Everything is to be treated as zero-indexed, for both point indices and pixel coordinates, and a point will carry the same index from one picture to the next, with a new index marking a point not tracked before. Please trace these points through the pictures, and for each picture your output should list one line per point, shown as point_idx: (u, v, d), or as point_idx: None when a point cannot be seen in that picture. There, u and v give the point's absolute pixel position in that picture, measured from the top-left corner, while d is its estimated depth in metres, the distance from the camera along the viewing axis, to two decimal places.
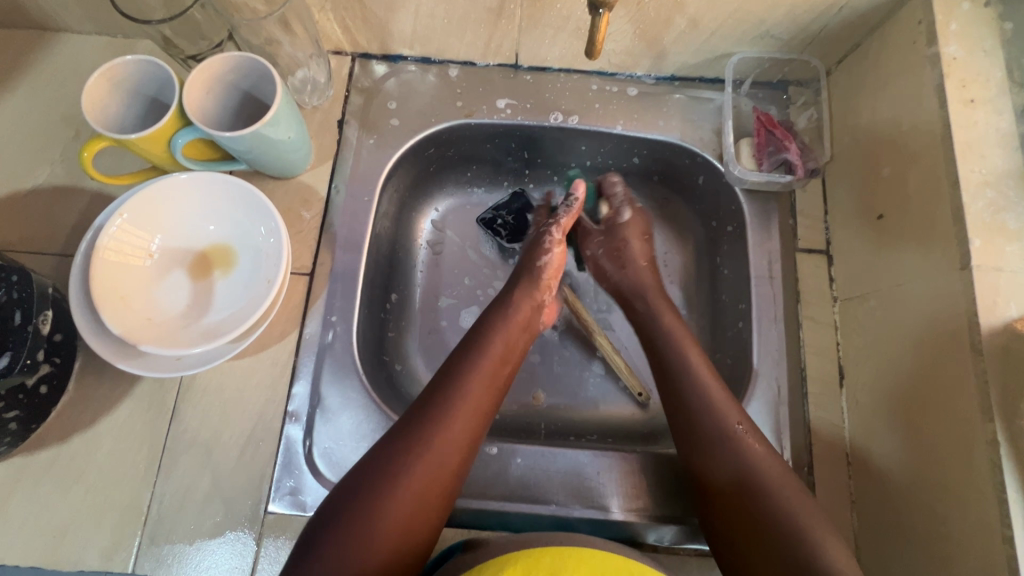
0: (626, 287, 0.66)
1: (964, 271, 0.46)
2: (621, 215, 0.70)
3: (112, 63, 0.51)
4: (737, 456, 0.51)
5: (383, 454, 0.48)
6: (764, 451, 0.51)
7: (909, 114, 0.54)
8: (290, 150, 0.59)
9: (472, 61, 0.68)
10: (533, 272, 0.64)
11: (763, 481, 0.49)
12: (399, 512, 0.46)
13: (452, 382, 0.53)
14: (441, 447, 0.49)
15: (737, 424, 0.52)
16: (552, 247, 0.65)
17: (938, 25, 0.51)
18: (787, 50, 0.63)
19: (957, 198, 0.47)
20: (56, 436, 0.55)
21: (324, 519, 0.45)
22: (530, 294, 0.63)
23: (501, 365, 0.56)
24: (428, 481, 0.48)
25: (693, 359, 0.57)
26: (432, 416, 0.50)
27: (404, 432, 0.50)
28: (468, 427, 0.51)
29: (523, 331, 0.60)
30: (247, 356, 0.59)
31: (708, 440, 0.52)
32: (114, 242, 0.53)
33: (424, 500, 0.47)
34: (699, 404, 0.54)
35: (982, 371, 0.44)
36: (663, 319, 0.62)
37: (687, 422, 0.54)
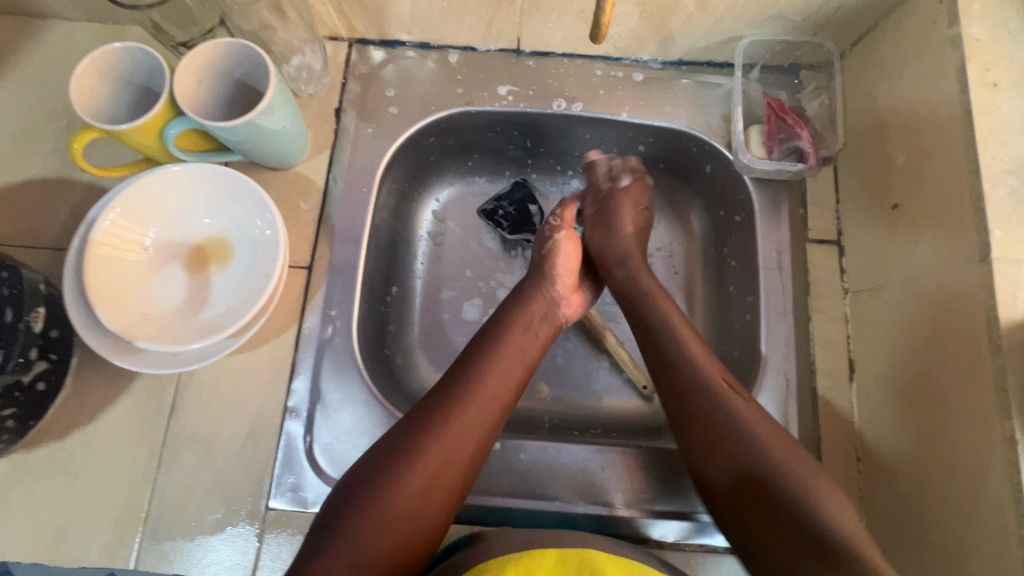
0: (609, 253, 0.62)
1: (983, 264, 0.44)
2: (620, 182, 0.64)
3: (100, 51, 0.49)
4: (733, 425, 0.48)
5: (401, 432, 0.47)
6: (747, 406, 0.49)
7: (927, 98, 0.51)
8: (286, 140, 0.58)
9: (472, 46, 0.66)
10: (547, 260, 0.61)
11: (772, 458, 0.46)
12: (414, 491, 0.45)
13: (473, 363, 0.52)
14: (460, 426, 0.48)
15: (724, 380, 0.50)
16: (557, 236, 0.63)
17: (959, 4, 0.49)
18: (800, 32, 0.61)
19: (977, 186, 0.46)
20: (54, 433, 0.54)
21: (339, 496, 0.45)
22: (544, 282, 0.59)
23: (525, 349, 0.54)
24: (447, 462, 0.46)
25: (674, 319, 0.55)
26: (451, 395, 0.49)
27: (423, 410, 0.49)
28: (489, 409, 0.50)
29: (545, 321, 0.57)
30: (246, 351, 0.58)
31: (702, 410, 0.49)
32: (107, 236, 0.52)
33: (441, 481, 0.46)
34: (689, 371, 0.51)
35: (1001, 367, 0.42)
36: (641, 287, 0.58)
37: (668, 387, 0.52)
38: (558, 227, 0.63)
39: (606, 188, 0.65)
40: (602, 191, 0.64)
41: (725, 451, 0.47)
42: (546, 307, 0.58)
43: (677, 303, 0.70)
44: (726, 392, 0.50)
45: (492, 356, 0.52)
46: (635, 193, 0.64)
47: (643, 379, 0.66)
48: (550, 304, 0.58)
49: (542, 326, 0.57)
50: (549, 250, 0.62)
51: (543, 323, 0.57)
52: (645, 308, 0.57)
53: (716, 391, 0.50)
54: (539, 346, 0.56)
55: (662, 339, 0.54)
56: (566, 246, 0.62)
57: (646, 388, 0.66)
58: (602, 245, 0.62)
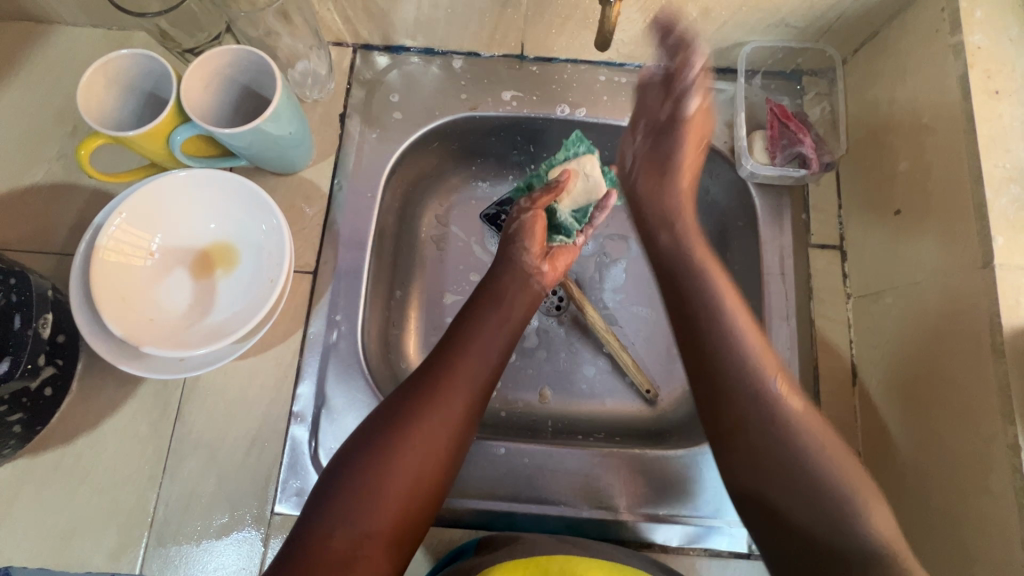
0: (653, 218, 0.59)
1: (985, 270, 0.45)
2: (685, 106, 0.58)
3: (107, 58, 0.49)
4: (772, 411, 0.46)
5: (390, 408, 0.46)
6: (798, 401, 0.47)
7: (929, 104, 0.52)
8: (291, 146, 0.58)
9: (476, 52, 0.66)
10: (513, 241, 0.58)
11: (803, 434, 0.45)
12: (410, 460, 0.44)
13: (460, 336, 0.51)
14: (451, 394, 0.47)
15: (768, 379, 0.47)
16: (524, 216, 0.59)
17: (961, 13, 0.50)
18: (803, 38, 0.61)
19: (980, 193, 0.46)
20: (59, 438, 0.54)
21: (334, 472, 0.44)
22: (511, 262, 0.57)
23: (509, 317, 0.54)
24: (440, 430, 0.45)
25: (725, 298, 0.51)
26: (438, 364, 0.48)
27: (412, 382, 0.48)
28: (478, 374, 0.49)
29: (521, 293, 0.56)
30: (251, 356, 0.58)
31: (743, 411, 0.47)
32: (114, 242, 0.52)
33: (436, 449, 0.45)
34: (735, 359, 0.48)
35: (1004, 373, 0.43)
36: (686, 260, 0.55)
37: (701, 365, 0.49)
38: (523, 220, 0.59)
39: (665, 114, 0.58)
40: (663, 119, 0.58)
41: (744, 417, 0.47)
42: (521, 281, 0.56)
43: None
44: (767, 391, 0.47)
45: (478, 325, 0.52)
46: (699, 120, 0.59)
47: (646, 384, 0.65)
48: (522, 277, 0.56)
49: (520, 297, 0.55)
50: (516, 229, 0.59)
51: (524, 296, 0.56)
52: (694, 285, 0.53)
53: (757, 390, 0.47)
54: (523, 315, 0.55)
55: (706, 318, 0.50)
56: (532, 225, 0.59)
57: (649, 392, 0.66)
58: (646, 204, 0.60)
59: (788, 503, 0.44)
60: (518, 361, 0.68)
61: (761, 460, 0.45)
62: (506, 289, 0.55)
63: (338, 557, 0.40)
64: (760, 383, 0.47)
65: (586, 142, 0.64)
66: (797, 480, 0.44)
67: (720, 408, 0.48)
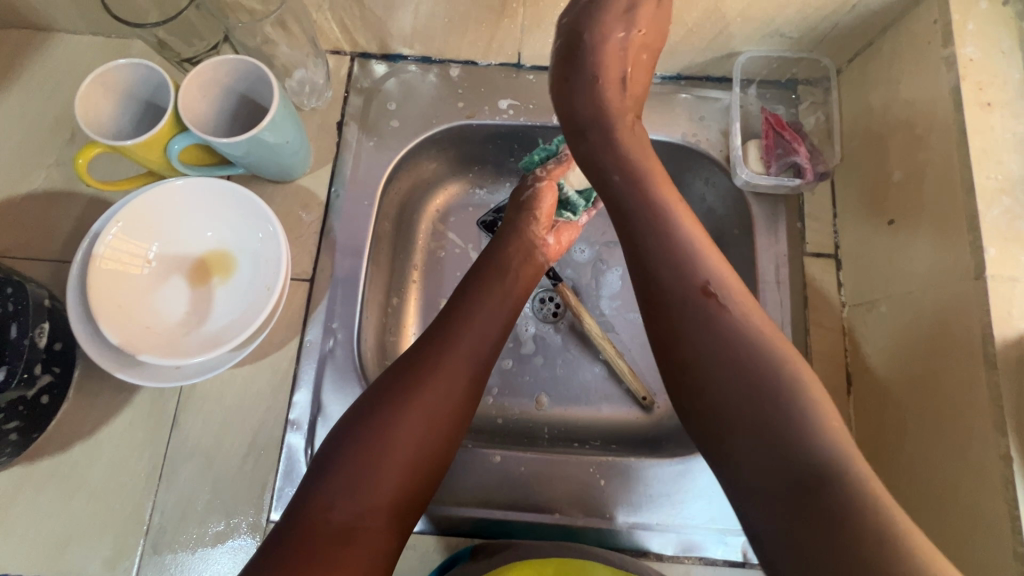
0: (585, 115, 0.53)
1: (978, 281, 0.45)
2: None
3: (106, 68, 0.50)
4: (716, 332, 0.41)
5: (394, 375, 0.46)
6: (741, 309, 0.42)
7: (922, 114, 0.52)
8: (289, 154, 0.58)
9: (473, 60, 0.66)
10: (525, 209, 0.60)
11: (756, 349, 0.40)
12: (412, 431, 0.43)
13: (461, 310, 0.50)
14: (454, 367, 0.46)
15: (705, 282, 0.43)
16: (539, 185, 0.61)
17: (954, 25, 0.50)
18: (797, 49, 0.62)
19: (972, 205, 0.46)
20: (56, 446, 0.54)
21: (333, 444, 0.43)
22: (521, 232, 0.58)
23: (512, 291, 0.53)
24: (443, 402, 0.45)
25: (667, 206, 0.47)
26: (441, 339, 0.48)
27: (415, 352, 0.48)
28: (481, 349, 0.48)
29: (524, 265, 0.56)
30: (247, 363, 0.58)
31: (678, 314, 0.42)
32: (111, 250, 0.52)
33: (439, 422, 0.44)
34: (674, 269, 0.44)
35: (996, 384, 0.43)
36: (632, 167, 0.50)
37: (638, 270, 0.45)
38: (537, 189, 0.61)
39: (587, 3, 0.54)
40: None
41: (700, 346, 0.41)
42: (525, 252, 0.57)
43: None
44: (708, 297, 0.42)
45: (480, 299, 0.51)
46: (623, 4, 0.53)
47: (642, 390, 0.66)
48: (527, 248, 0.57)
49: (521, 270, 0.55)
50: (528, 196, 0.61)
51: (523, 267, 0.56)
52: (628, 188, 0.49)
53: (696, 294, 0.42)
54: (525, 286, 0.55)
55: (642, 214, 0.47)
56: (546, 197, 0.61)
57: (645, 399, 0.66)
58: (578, 100, 0.54)
59: (738, 424, 0.39)
60: (515, 368, 0.68)
61: (704, 376, 0.40)
62: (511, 259, 0.56)
63: (340, 528, 0.39)
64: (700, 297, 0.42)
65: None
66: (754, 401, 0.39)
67: (657, 314, 0.43)
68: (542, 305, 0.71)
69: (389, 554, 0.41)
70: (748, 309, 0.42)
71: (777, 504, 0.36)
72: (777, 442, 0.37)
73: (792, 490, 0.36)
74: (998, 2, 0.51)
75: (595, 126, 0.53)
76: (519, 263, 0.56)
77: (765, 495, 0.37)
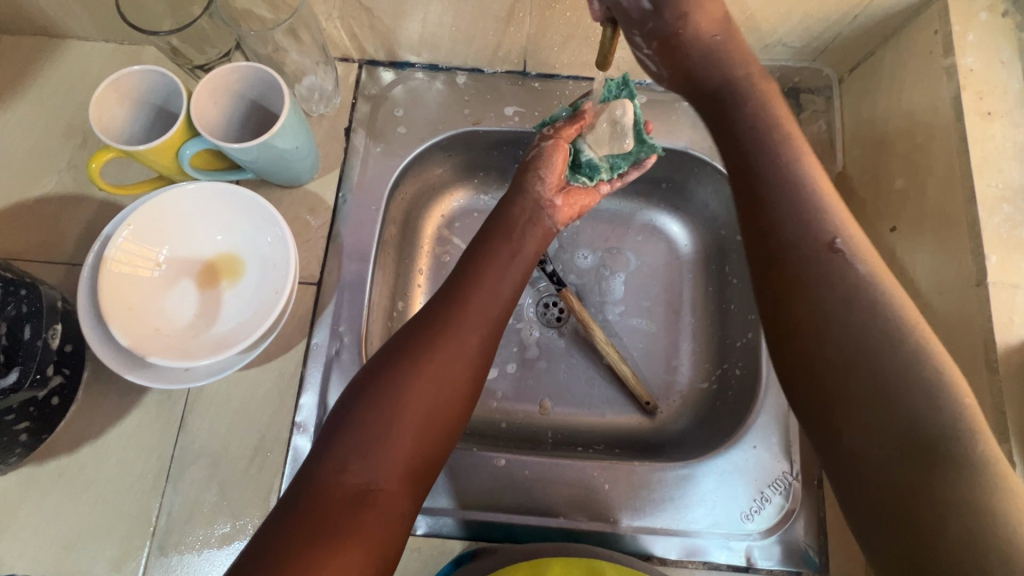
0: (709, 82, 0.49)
1: (979, 288, 0.46)
2: None
3: (119, 74, 0.51)
4: (846, 289, 0.37)
5: (403, 338, 0.45)
6: (873, 266, 0.38)
7: (924, 123, 0.53)
8: (298, 159, 0.59)
9: (480, 67, 0.67)
10: (531, 169, 0.59)
11: (885, 312, 0.36)
12: (424, 391, 0.42)
13: (468, 273, 0.50)
14: (463, 326, 0.46)
15: (833, 238, 0.39)
16: (546, 143, 0.59)
17: (954, 36, 0.51)
18: (799, 58, 0.63)
19: (973, 212, 0.47)
20: (64, 447, 0.55)
21: (344, 408, 0.42)
22: (526, 191, 0.57)
23: (519, 251, 0.53)
24: (455, 360, 0.44)
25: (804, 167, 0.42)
26: (448, 301, 0.48)
27: (425, 314, 0.47)
28: (489, 308, 0.48)
29: (531, 227, 0.56)
30: (255, 366, 0.58)
31: (796, 267, 0.39)
32: (122, 253, 0.53)
33: (451, 381, 0.44)
34: (805, 225, 0.39)
35: (998, 390, 0.43)
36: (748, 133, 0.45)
37: (757, 229, 0.42)
38: (546, 146, 0.59)
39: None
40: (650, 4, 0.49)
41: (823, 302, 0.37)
42: (531, 213, 0.56)
43: (679, 320, 0.71)
44: (833, 251, 0.38)
45: (487, 260, 0.51)
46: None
47: (646, 396, 0.66)
48: (535, 211, 0.57)
49: (529, 231, 0.55)
50: (535, 156, 0.59)
51: (531, 230, 0.56)
52: (754, 150, 0.44)
53: (821, 251, 0.38)
54: (537, 247, 0.55)
55: (771, 172, 0.42)
56: (554, 156, 0.59)
57: (648, 404, 0.66)
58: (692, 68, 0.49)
59: (859, 396, 0.35)
60: (519, 372, 0.69)
61: (821, 342, 0.37)
62: (518, 219, 0.55)
63: (354, 491, 0.38)
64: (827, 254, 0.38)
65: (630, 86, 0.59)
66: (874, 366, 0.35)
67: (771, 271, 0.40)
68: (546, 310, 0.71)
69: (405, 517, 0.40)
70: (881, 266, 0.38)
71: (889, 479, 0.33)
72: (897, 422, 0.34)
73: (903, 463, 0.33)
74: (998, 13, 0.52)
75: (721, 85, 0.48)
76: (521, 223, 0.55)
77: (873, 470, 0.34)
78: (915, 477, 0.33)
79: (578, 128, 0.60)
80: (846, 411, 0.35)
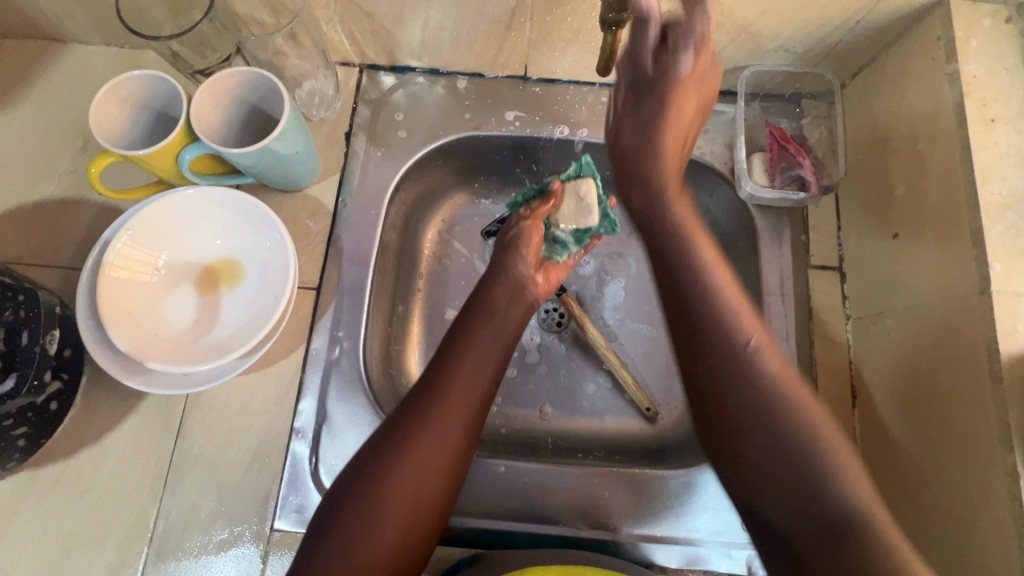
0: (633, 148, 0.58)
1: (983, 296, 0.45)
2: (676, 63, 0.52)
3: (120, 78, 0.51)
4: (752, 384, 0.45)
5: (389, 426, 0.46)
6: (779, 361, 0.46)
7: (927, 129, 0.53)
8: (298, 164, 0.59)
9: (481, 73, 0.67)
10: (512, 248, 0.59)
11: (785, 405, 0.44)
12: (404, 486, 0.44)
13: (450, 357, 0.51)
14: (445, 417, 0.47)
15: (746, 341, 0.47)
16: (523, 224, 0.59)
17: (957, 42, 0.51)
18: (802, 64, 0.62)
19: (976, 220, 0.47)
20: (62, 451, 0.55)
21: (332, 500, 0.44)
22: (507, 271, 0.58)
23: (501, 334, 0.54)
24: (435, 454, 0.45)
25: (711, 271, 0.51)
26: (429, 389, 0.48)
27: (410, 398, 0.48)
28: (471, 398, 0.49)
29: (513, 306, 0.56)
30: (253, 372, 0.58)
31: (720, 360, 0.46)
32: (121, 258, 0.53)
33: (431, 473, 0.45)
34: (717, 328, 0.47)
35: (1002, 400, 0.43)
36: (668, 225, 0.55)
37: (686, 324, 0.49)
38: (528, 225, 0.59)
39: (654, 70, 0.54)
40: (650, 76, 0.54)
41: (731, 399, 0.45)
42: (512, 293, 0.57)
43: None
44: (749, 353, 0.46)
45: (468, 343, 0.52)
46: (698, 67, 0.53)
47: (646, 402, 0.65)
48: (517, 290, 0.57)
49: (510, 310, 0.56)
50: (514, 235, 0.59)
51: (512, 307, 0.56)
52: (671, 245, 0.53)
53: (738, 351, 0.46)
54: (516, 325, 0.56)
55: (686, 280, 0.50)
56: (532, 236, 0.59)
57: (649, 410, 0.66)
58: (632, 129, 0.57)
59: (769, 475, 0.43)
60: (519, 377, 0.69)
61: (735, 429, 0.45)
62: (499, 301, 0.56)
63: None
64: (738, 353, 0.46)
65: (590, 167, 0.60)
66: (777, 448, 0.43)
67: (700, 363, 0.47)
68: (546, 315, 0.71)
69: None
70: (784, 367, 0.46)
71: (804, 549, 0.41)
72: (805, 496, 0.42)
73: (818, 537, 0.41)
74: (1001, 20, 0.51)
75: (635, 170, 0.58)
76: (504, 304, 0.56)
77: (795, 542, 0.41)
78: (833, 553, 0.40)
79: (551, 207, 0.59)
80: (767, 494, 0.43)
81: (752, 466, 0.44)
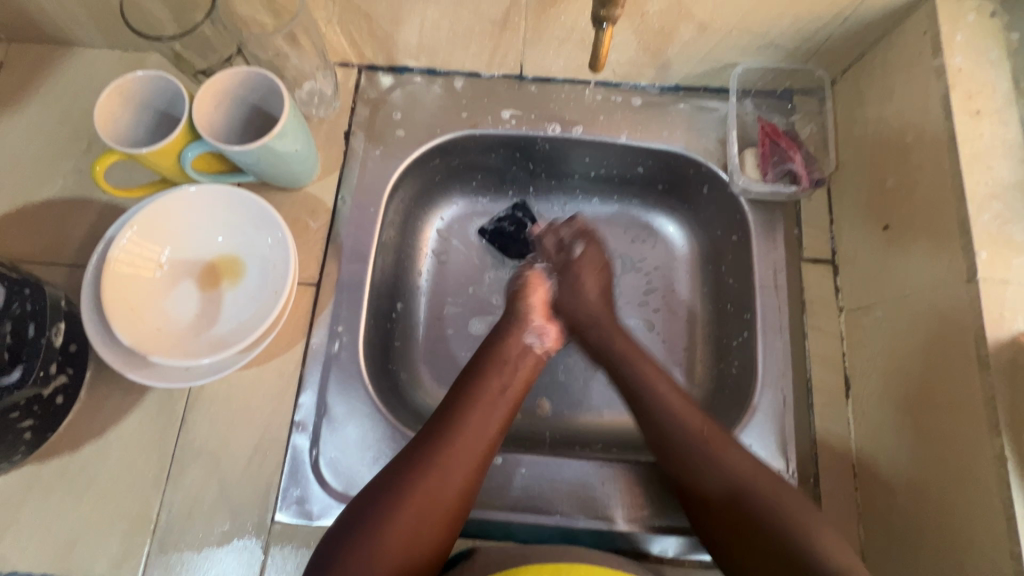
0: (582, 316, 0.65)
1: (970, 284, 0.46)
2: (573, 251, 0.68)
3: (124, 79, 0.52)
4: (711, 461, 0.51)
5: (393, 470, 0.49)
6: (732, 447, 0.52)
7: (914, 122, 0.53)
8: (298, 162, 0.60)
9: (477, 72, 0.68)
10: (517, 298, 0.65)
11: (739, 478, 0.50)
12: (404, 525, 0.46)
13: (455, 411, 0.53)
14: (447, 466, 0.50)
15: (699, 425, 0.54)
16: (527, 274, 0.67)
17: (943, 36, 0.51)
18: (792, 60, 0.64)
19: (963, 209, 0.47)
20: (67, 445, 0.56)
21: (331, 538, 0.46)
22: (519, 321, 0.63)
23: (507, 387, 0.57)
24: (435, 498, 0.48)
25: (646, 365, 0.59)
26: (435, 438, 0.51)
27: (417, 446, 0.51)
28: (473, 449, 0.51)
29: (524, 357, 0.60)
30: (253, 367, 0.59)
31: (678, 435, 0.53)
32: (125, 254, 0.54)
33: (429, 518, 0.48)
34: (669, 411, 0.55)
35: (989, 385, 0.44)
36: (614, 346, 0.62)
37: (654, 429, 0.55)
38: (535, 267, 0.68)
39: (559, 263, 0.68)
40: (557, 263, 0.68)
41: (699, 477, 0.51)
42: (524, 343, 0.61)
43: (676, 320, 0.71)
44: (703, 437, 0.53)
45: (476, 396, 0.55)
46: (591, 257, 0.68)
47: None
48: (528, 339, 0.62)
49: (520, 363, 0.59)
50: (520, 288, 0.66)
51: (520, 359, 0.60)
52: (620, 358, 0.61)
53: (695, 440, 0.53)
54: (521, 381, 0.58)
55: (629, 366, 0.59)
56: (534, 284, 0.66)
57: None
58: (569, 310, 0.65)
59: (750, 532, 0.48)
60: None
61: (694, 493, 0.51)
62: (510, 350, 0.60)
63: None
64: (693, 434, 0.53)
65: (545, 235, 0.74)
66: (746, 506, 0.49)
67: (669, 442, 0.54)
68: None
69: None
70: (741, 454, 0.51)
71: None
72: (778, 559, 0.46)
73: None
74: (986, 14, 0.52)
75: (589, 323, 0.64)
76: (507, 368, 0.58)
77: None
78: None
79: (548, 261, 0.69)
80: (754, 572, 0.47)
81: (726, 522, 0.49)
